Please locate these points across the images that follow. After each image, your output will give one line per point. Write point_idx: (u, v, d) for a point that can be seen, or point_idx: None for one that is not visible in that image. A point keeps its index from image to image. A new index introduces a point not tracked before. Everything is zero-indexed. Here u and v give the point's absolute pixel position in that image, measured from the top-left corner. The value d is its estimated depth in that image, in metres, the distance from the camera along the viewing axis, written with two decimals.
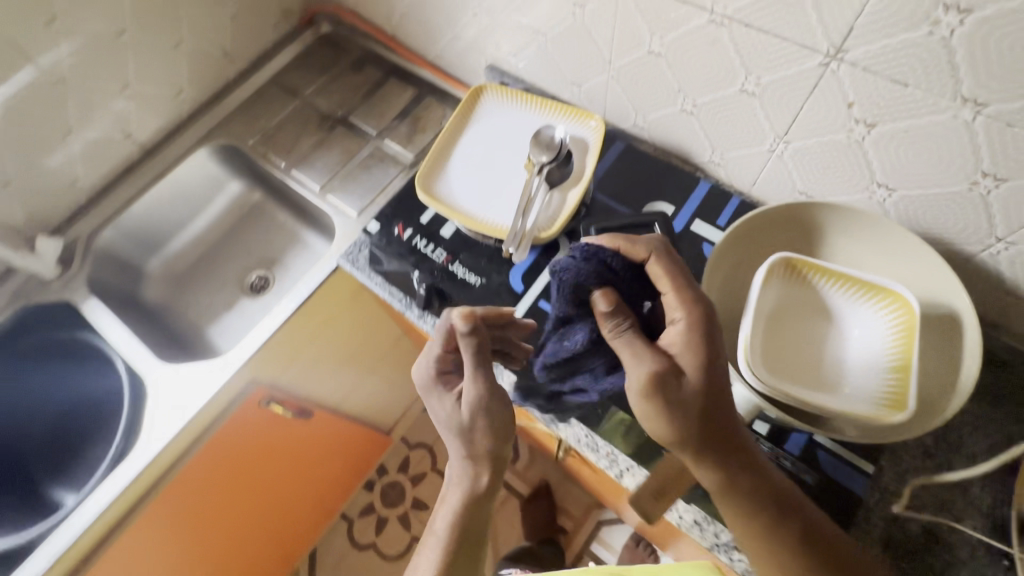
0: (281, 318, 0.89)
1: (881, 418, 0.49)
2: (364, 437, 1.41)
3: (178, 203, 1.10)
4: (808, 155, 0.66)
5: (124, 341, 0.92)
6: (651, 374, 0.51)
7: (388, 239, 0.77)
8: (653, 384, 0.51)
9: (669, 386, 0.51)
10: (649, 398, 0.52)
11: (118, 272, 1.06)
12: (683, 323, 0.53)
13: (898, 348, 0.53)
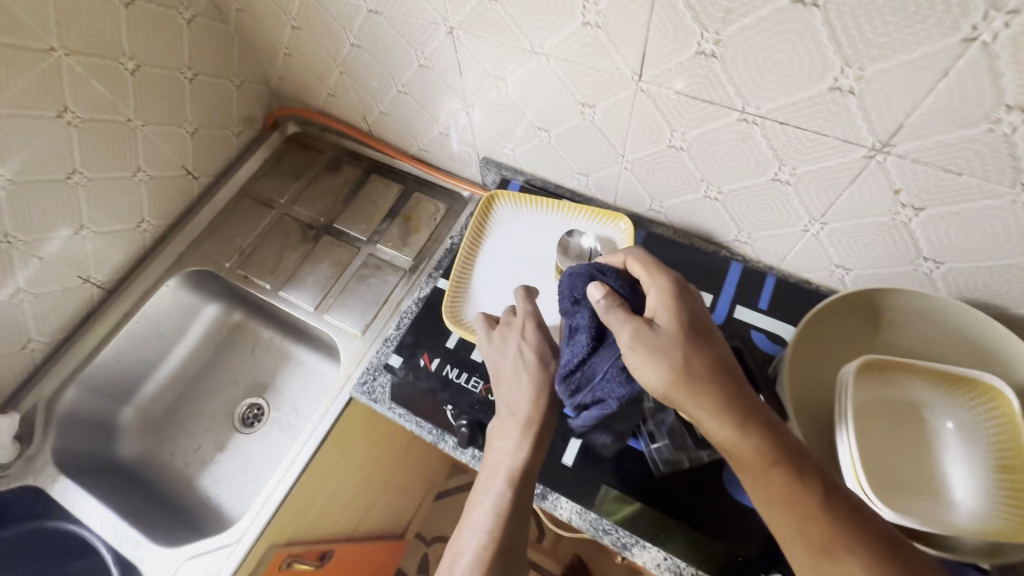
0: (295, 469, 0.79)
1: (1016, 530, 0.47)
2: (381, 552, 1.29)
3: (150, 340, 0.99)
4: (846, 235, 0.64)
5: (108, 524, 0.79)
6: (632, 330, 0.49)
7: (415, 371, 0.70)
8: (638, 335, 0.48)
9: (658, 334, 0.48)
10: (636, 345, 0.48)
11: (88, 432, 0.92)
12: (660, 298, 0.51)
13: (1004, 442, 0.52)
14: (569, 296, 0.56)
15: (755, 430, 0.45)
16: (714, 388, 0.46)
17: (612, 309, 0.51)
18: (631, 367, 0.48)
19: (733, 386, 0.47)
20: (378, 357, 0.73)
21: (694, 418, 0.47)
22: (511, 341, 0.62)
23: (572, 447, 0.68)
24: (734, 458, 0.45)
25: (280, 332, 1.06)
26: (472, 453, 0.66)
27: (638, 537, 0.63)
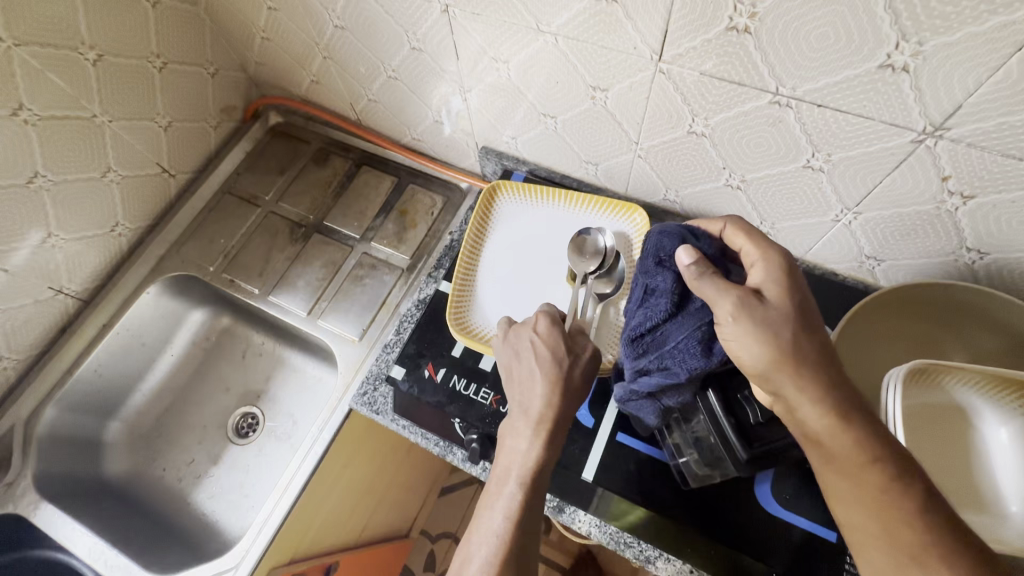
0: (295, 486, 0.74)
1: None
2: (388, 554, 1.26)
3: (133, 351, 0.93)
4: (882, 225, 0.59)
5: (98, 552, 0.74)
6: (736, 300, 0.45)
7: (420, 383, 0.64)
8: (743, 306, 0.45)
9: (757, 307, 0.45)
10: (740, 316, 0.45)
11: (73, 452, 0.87)
12: (767, 271, 0.48)
13: None
14: (654, 254, 0.53)
15: (857, 427, 0.42)
16: (811, 369, 0.43)
17: (706, 275, 0.48)
18: (729, 340, 0.45)
19: (829, 365, 0.44)
20: (378, 366, 0.68)
21: (787, 400, 0.44)
22: (522, 340, 0.56)
23: (593, 459, 0.63)
24: (821, 448, 0.43)
25: (272, 337, 1.00)
26: (482, 465, 0.63)
27: (663, 551, 0.59)
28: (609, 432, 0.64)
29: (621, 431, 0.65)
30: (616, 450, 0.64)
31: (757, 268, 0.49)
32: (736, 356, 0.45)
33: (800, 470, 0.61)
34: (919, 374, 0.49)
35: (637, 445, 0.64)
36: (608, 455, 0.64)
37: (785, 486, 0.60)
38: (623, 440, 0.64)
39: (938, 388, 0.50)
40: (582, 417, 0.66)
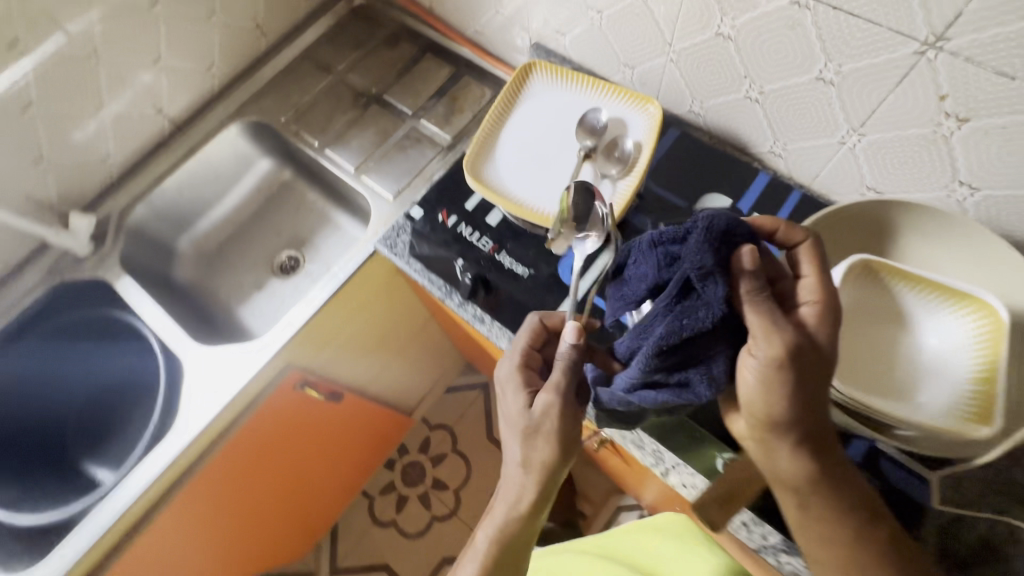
0: (316, 304, 0.87)
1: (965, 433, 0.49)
2: (390, 419, 1.42)
3: (209, 180, 1.08)
4: (885, 149, 0.62)
5: (158, 320, 0.91)
6: (795, 345, 0.46)
7: (432, 225, 0.75)
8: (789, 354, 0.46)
9: (793, 357, 0.46)
10: (788, 359, 0.46)
11: (151, 251, 1.05)
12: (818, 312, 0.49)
13: (983, 354, 0.51)
14: (712, 262, 0.47)
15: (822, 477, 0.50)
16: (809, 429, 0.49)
17: (770, 311, 0.47)
18: (755, 376, 0.48)
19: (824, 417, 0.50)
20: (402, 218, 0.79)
21: (769, 445, 0.50)
22: (507, 393, 0.62)
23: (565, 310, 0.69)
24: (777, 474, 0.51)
25: (324, 196, 1.14)
26: (474, 310, 0.71)
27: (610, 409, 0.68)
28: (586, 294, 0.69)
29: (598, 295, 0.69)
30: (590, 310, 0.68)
31: (809, 300, 0.49)
32: (744, 391, 0.49)
33: None
34: (868, 267, 0.54)
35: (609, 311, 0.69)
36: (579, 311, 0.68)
37: None
38: (598, 304, 0.69)
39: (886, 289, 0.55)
40: (564, 277, 0.70)
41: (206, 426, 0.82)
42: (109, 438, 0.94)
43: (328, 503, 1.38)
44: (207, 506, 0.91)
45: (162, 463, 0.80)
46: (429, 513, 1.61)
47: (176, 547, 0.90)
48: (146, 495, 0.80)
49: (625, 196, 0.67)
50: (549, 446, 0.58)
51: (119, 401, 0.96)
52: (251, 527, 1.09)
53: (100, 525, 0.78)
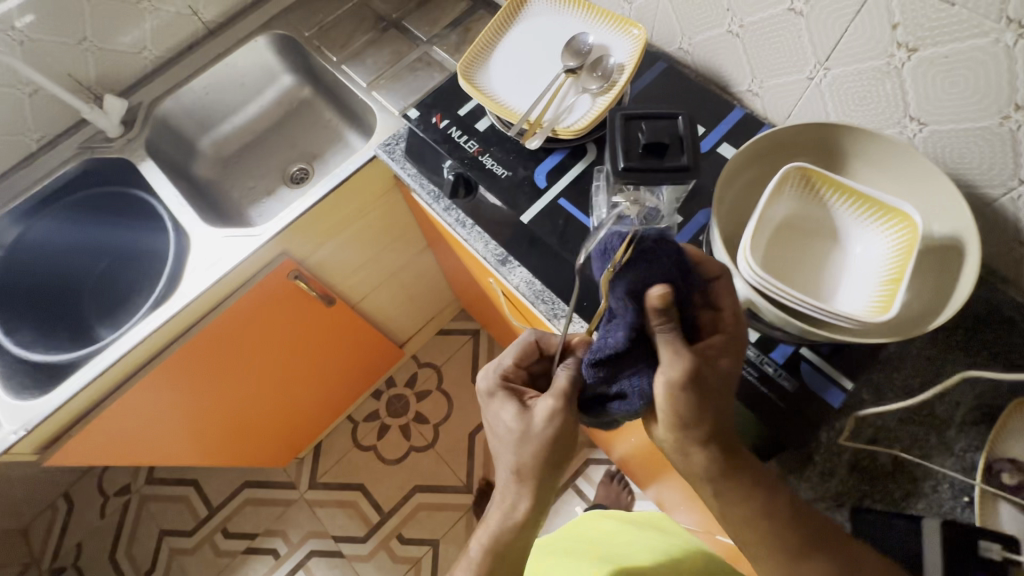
0: (313, 199, 0.94)
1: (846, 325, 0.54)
2: (384, 347, 1.47)
3: (233, 87, 1.16)
4: (847, 84, 0.66)
5: (173, 200, 1.00)
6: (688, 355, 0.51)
7: (425, 125, 0.81)
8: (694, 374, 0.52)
9: (698, 369, 0.51)
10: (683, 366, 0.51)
11: (175, 144, 1.13)
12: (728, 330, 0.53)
13: (890, 276, 0.55)
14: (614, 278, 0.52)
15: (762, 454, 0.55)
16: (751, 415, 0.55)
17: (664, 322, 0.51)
18: (664, 394, 0.52)
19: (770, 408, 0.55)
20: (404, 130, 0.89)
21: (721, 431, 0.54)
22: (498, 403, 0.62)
23: (534, 208, 0.74)
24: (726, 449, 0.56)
25: (338, 115, 1.21)
26: (457, 215, 0.79)
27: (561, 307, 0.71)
28: (554, 195, 0.74)
29: (564, 197, 0.74)
30: (554, 210, 0.73)
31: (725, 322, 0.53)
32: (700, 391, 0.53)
33: None
34: (814, 179, 0.59)
35: (572, 211, 0.73)
36: (546, 210, 0.74)
37: None
38: (563, 206, 0.74)
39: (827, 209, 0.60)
40: (536, 179, 0.76)
41: (203, 292, 0.90)
42: (120, 305, 1.04)
43: (314, 416, 1.47)
44: (196, 377, 0.99)
45: (163, 318, 0.89)
46: (409, 443, 1.67)
47: (168, 407, 0.99)
48: (143, 344, 0.88)
49: (599, 110, 0.72)
50: (535, 436, 0.58)
51: (132, 273, 1.06)
52: (238, 412, 1.17)
53: (103, 365, 0.86)
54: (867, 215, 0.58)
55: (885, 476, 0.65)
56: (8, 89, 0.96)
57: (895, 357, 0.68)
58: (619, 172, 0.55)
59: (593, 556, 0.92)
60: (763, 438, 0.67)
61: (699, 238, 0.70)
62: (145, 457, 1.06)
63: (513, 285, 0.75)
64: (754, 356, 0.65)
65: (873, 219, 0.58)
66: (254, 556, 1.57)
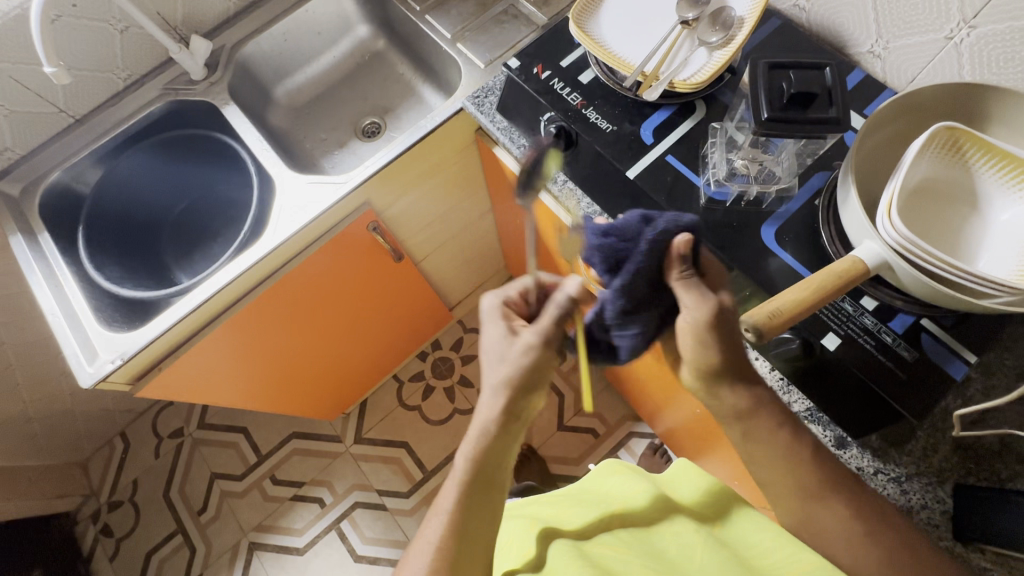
0: (397, 149, 0.93)
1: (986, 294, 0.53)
2: (438, 311, 1.46)
3: (309, 35, 1.15)
4: (992, 45, 0.63)
5: (256, 144, 1.01)
6: None
7: (527, 75, 0.80)
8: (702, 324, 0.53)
9: None
10: None
11: (252, 89, 1.13)
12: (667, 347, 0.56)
13: None
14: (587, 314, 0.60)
15: None
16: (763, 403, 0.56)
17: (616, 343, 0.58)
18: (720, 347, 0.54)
19: None
20: (493, 82, 0.87)
21: None
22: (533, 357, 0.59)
23: (640, 164, 0.73)
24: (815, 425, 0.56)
25: (413, 70, 1.18)
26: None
27: None
28: (661, 151, 0.72)
29: (672, 154, 0.72)
30: (662, 166, 0.72)
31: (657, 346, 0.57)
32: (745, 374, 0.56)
33: (812, 242, 0.67)
34: (966, 141, 0.57)
35: (681, 168, 0.72)
36: (653, 167, 0.72)
37: (787, 231, 0.68)
38: (670, 162, 0.72)
39: (976, 177, 0.58)
40: (644, 136, 0.74)
41: (292, 236, 0.91)
42: (199, 252, 1.07)
43: (364, 377, 1.48)
44: (267, 323, 0.99)
45: (249, 262, 0.89)
46: (453, 405, 1.61)
47: (232, 349, 0.98)
48: (231, 287, 0.89)
49: (716, 63, 0.70)
50: (523, 352, 0.58)
51: (211, 216, 1.10)
52: (299, 363, 1.17)
53: (193, 303, 0.87)
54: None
55: (991, 455, 0.62)
56: (101, 24, 0.96)
57: (1018, 336, 0.64)
58: (762, 122, 0.55)
59: (603, 501, 0.70)
60: (869, 411, 0.64)
61: (815, 202, 0.68)
62: (208, 400, 1.05)
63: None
64: (871, 324, 0.65)
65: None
66: (301, 503, 1.56)
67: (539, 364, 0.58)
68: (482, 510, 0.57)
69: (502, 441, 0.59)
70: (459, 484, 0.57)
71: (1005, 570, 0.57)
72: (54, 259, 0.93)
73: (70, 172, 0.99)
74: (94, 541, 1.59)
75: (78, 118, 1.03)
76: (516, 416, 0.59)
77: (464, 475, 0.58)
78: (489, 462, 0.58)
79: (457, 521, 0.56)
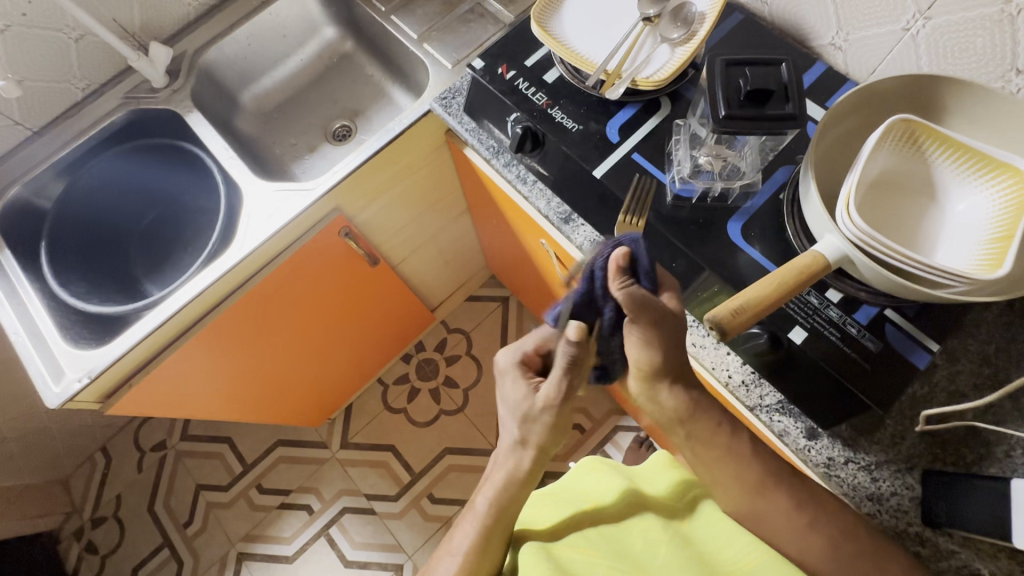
0: (366, 153, 0.92)
1: (942, 284, 0.53)
2: (420, 313, 1.45)
3: (275, 38, 1.13)
4: (946, 35, 0.64)
5: (221, 151, 0.99)
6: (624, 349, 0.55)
7: (491, 76, 0.79)
8: (667, 323, 0.53)
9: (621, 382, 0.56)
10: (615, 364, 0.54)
11: (217, 96, 1.11)
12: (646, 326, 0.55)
13: (998, 240, 0.55)
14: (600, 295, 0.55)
15: None
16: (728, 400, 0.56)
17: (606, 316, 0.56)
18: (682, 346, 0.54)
19: None
20: (460, 83, 0.86)
21: None
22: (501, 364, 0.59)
23: (606, 163, 0.72)
24: None
25: (382, 71, 1.17)
26: (519, 170, 0.77)
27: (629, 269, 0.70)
28: (628, 149, 0.72)
29: (638, 152, 0.72)
30: (628, 165, 0.72)
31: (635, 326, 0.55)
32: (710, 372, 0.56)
33: (777, 237, 0.67)
34: (922, 132, 0.57)
35: (647, 166, 0.72)
36: (619, 165, 0.72)
37: (753, 226, 0.68)
38: (636, 161, 0.72)
39: (934, 168, 0.59)
40: (609, 134, 0.74)
41: (261, 246, 0.90)
42: (168, 264, 1.05)
43: (346, 383, 1.46)
44: (240, 334, 0.97)
45: (217, 273, 0.88)
46: (438, 406, 1.61)
47: (205, 363, 0.96)
48: (200, 299, 0.88)
49: (679, 60, 0.70)
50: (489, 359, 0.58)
51: (180, 225, 1.08)
52: (278, 372, 1.15)
53: (161, 317, 0.86)
54: (987, 175, 0.57)
55: (957, 441, 0.63)
56: (56, 33, 0.94)
57: (979, 321, 0.65)
58: (720, 120, 0.55)
59: (579, 500, 0.70)
60: (838, 403, 0.64)
61: (779, 196, 0.69)
62: (185, 414, 1.03)
63: (575, 244, 0.73)
64: (836, 317, 0.65)
65: (986, 177, 0.57)
66: (289, 511, 1.54)
67: (562, 417, 0.58)
68: (485, 549, 0.61)
69: (517, 493, 0.61)
70: (471, 527, 0.60)
71: (972, 552, 0.59)
72: (16, 276, 0.90)
73: (30, 186, 0.96)
74: (78, 559, 1.56)
75: (36, 131, 1.00)
76: (493, 462, 0.59)
77: (482, 524, 0.60)
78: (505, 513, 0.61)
79: (471, 563, 0.60)
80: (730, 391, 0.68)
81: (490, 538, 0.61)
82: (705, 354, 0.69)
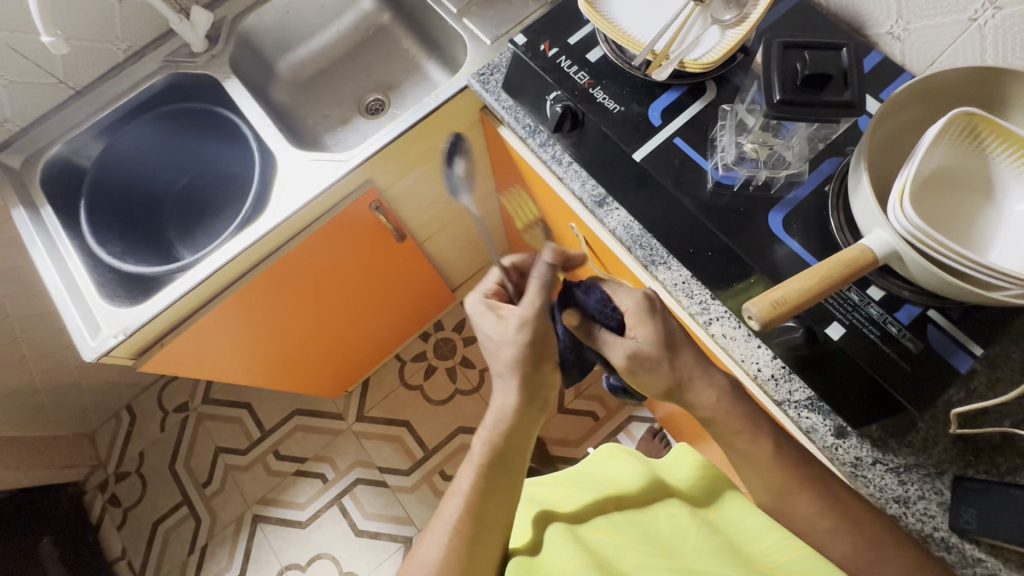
0: (401, 127, 0.92)
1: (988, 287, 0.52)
2: (442, 292, 1.46)
3: (314, 8, 1.12)
4: (1017, 27, 0.62)
5: (258, 118, 0.99)
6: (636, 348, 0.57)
7: (533, 53, 0.78)
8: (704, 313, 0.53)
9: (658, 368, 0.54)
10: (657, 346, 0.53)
11: (254, 63, 1.11)
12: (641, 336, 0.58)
13: None
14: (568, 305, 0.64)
15: None
16: None
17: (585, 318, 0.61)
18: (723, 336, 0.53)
19: None
20: (500, 60, 0.84)
21: None
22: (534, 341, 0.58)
23: (647, 146, 0.71)
24: None
25: (418, 45, 1.16)
26: (554, 151, 0.76)
27: (667, 257, 0.68)
28: (670, 133, 0.71)
29: (680, 136, 0.71)
30: (670, 149, 0.70)
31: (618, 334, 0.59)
32: None
33: (821, 231, 0.65)
34: (985, 127, 0.55)
35: (688, 151, 0.70)
36: (660, 148, 0.71)
37: (795, 218, 0.66)
38: (678, 145, 0.71)
39: (996, 166, 0.57)
40: (651, 117, 0.72)
41: (291, 216, 0.91)
42: (200, 229, 1.07)
43: (366, 357, 1.48)
44: (268, 301, 0.99)
45: (250, 239, 0.89)
46: (454, 385, 1.62)
47: (232, 327, 0.97)
48: (231, 264, 0.89)
49: (729, 43, 0.68)
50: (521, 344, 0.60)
51: (213, 190, 1.09)
52: (301, 341, 1.17)
53: (195, 279, 0.87)
54: None
55: (992, 448, 0.61)
56: None
57: None
58: (774, 105, 0.54)
59: (602, 484, 0.70)
60: (870, 403, 0.63)
61: (825, 187, 0.67)
62: (209, 375, 1.05)
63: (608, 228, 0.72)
64: (877, 315, 0.64)
65: None
66: (303, 478, 1.58)
67: None
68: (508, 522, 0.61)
69: (508, 473, 0.61)
70: (473, 471, 0.61)
71: (1000, 561, 0.58)
72: (56, 232, 0.93)
73: (70, 145, 0.98)
74: (102, 510, 1.62)
75: (78, 90, 1.02)
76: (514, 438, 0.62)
77: (466, 502, 0.60)
78: (510, 481, 0.61)
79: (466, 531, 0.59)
80: (758, 383, 0.67)
81: (500, 501, 0.60)
82: (735, 345, 0.67)
